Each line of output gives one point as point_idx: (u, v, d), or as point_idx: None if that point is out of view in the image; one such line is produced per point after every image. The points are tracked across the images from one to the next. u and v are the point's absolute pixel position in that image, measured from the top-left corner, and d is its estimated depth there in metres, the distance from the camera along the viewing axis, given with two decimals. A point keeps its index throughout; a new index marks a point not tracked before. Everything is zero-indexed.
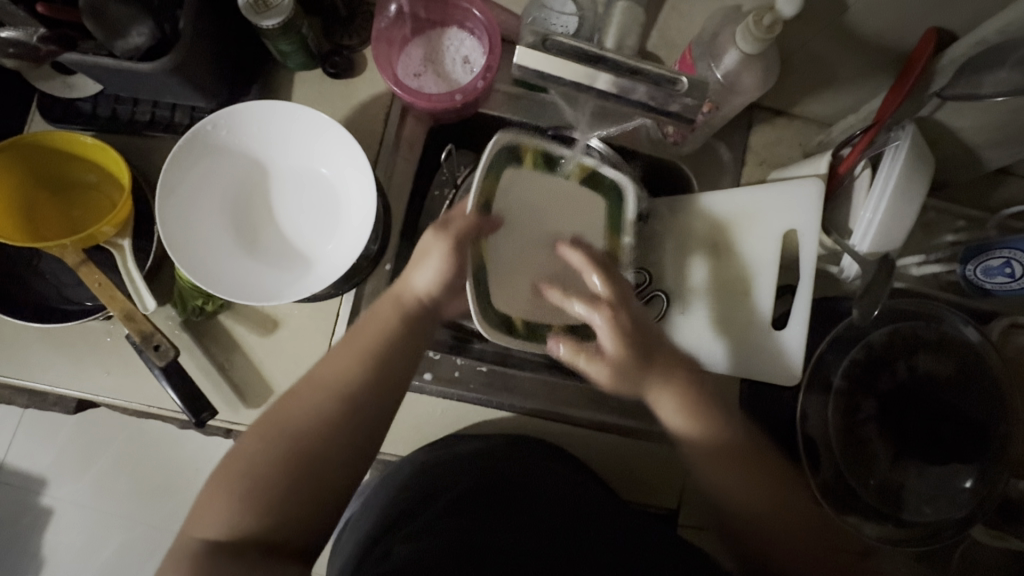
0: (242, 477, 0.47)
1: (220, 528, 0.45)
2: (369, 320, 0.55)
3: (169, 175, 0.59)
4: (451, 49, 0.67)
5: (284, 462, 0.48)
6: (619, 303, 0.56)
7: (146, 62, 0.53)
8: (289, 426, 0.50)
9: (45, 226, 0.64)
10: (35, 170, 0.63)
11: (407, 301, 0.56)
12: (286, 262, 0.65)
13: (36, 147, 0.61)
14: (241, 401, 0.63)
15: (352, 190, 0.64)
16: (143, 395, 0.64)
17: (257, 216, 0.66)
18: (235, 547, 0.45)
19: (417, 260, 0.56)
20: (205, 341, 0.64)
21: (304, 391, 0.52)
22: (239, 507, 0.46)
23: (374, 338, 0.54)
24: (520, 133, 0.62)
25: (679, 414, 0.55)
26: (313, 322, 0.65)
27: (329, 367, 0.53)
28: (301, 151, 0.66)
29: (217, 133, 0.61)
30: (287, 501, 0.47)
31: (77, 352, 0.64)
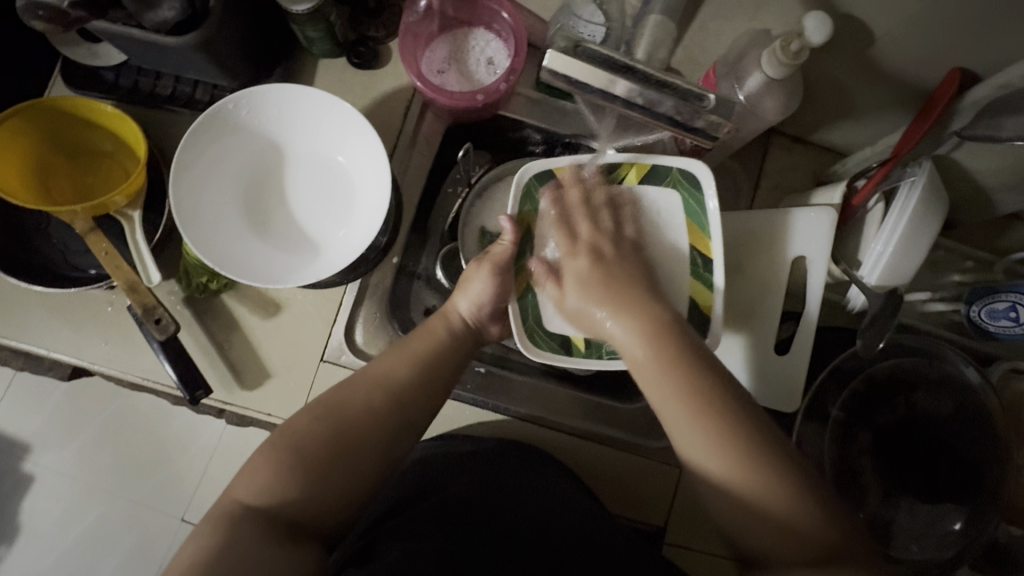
0: (291, 449, 0.47)
1: (258, 488, 0.46)
2: (421, 329, 0.57)
3: (186, 149, 0.59)
4: (476, 49, 0.67)
5: (332, 442, 0.48)
6: (603, 241, 0.57)
7: (175, 36, 0.54)
8: (341, 414, 0.50)
9: (55, 190, 0.64)
10: (48, 133, 0.63)
11: (454, 321, 0.58)
12: (294, 246, 0.65)
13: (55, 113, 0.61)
14: (236, 382, 0.63)
15: (366, 181, 0.65)
16: (139, 367, 0.63)
17: (268, 199, 0.66)
18: (263, 514, 0.45)
19: (465, 283, 0.58)
20: (205, 319, 0.64)
21: (358, 384, 0.51)
22: (277, 475, 0.46)
23: (428, 346, 0.55)
24: (553, 160, 0.60)
25: (637, 338, 0.51)
26: (316, 308, 0.65)
27: (386, 363, 0.53)
28: (319, 137, 0.66)
29: (237, 112, 0.61)
30: (332, 481, 0.47)
31: (76, 319, 0.64)
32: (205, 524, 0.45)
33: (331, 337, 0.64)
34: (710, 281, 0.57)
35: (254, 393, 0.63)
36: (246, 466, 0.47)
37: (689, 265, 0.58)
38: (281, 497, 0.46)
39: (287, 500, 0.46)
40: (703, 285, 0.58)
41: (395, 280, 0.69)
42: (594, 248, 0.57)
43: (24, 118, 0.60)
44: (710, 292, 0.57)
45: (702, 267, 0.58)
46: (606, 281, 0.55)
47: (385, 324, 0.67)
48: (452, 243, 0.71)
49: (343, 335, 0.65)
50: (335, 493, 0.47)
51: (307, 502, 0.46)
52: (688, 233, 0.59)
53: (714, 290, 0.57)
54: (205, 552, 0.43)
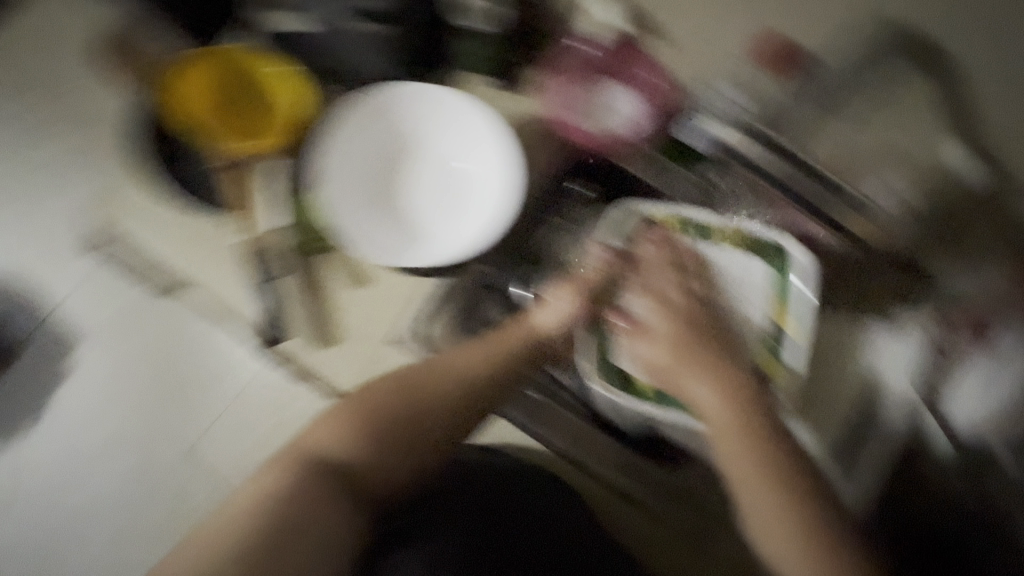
0: (362, 413, 0.50)
1: (327, 439, 0.50)
2: (502, 331, 0.58)
3: (334, 119, 0.62)
4: (613, 97, 0.65)
5: (397, 419, 0.50)
6: (696, 300, 0.61)
7: (378, 24, 0.62)
8: (411, 397, 0.51)
9: (198, 105, 0.64)
10: (217, 55, 0.64)
11: (536, 332, 0.58)
12: (396, 225, 0.64)
13: (223, 59, 0.64)
14: (315, 339, 0.67)
15: (487, 186, 0.63)
16: (233, 301, 0.68)
17: (379, 174, 0.65)
18: (325, 465, 0.49)
19: (552, 300, 0.60)
20: (299, 275, 0.67)
21: (434, 369, 0.53)
22: (345, 436, 0.50)
23: (502, 355, 0.55)
24: (665, 208, 0.63)
25: (720, 400, 0.54)
26: (402, 293, 0.68)
27: (460, 359, 0.54)
28: (454, 131, 0.64)
29: (386, 93, 0.62)
30: (391, 453, 0.50)
31: (187, 242, 0.68)
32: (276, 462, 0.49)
33: (409, 322, 0.68)
34: (784, 358, 0.62)
35: (328, 354, 0.67)
36: (316, 425, 0.51)
37: (767, 341, 0.62)
38: (345, 457, 0.49)
39: (350, 461, 0.49)
40: (777, 361, 0.62)
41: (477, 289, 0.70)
42: (688, 301, 0.60)
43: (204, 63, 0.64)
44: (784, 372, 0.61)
45: (775, 342, 0.62)
46: (689, 338, 0.58)
47: (456, 328, 0.68)
48: None
49: (418, 326, 0.68)
50: (392, 467, 0.50)
51: (366, 466, 0.49)
52: (772, 309, 0.62)
53: (788, 368, 0.61)
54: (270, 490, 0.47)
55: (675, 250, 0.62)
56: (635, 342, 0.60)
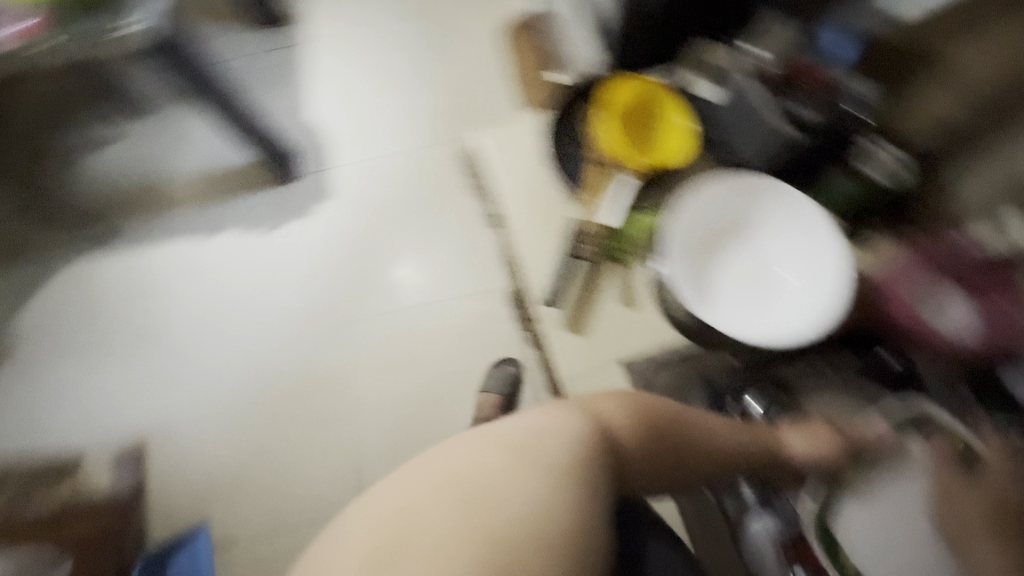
0: (645, 418, 0.54)
1: (617, 419, 0.53)
2: (754, 428, 0.62)
3: (717, 181, 0.70)
4: (946, 300, 0.65)
5: (679, 439, 0.55)
6: (982, 507, 0.57)
7: (790, 129, 0.72)
8: (685, 428, 0.56)
9: (609, 109, 0.78)
10: (645, 87, 0.78)
11: (780, 450, 0.62)
12: (701, 283, 0.69)
13: (645, 89, 0.79)
14: (570, 323, 0.80)
15: (788, 306, 0.69)
16: (534, 260, 0.85)
17: (711, 246, 0.71)
18: (607, 441, 0.51)
19: (807, 433, 0.64)
20: (591, 272, 0.81)
21: (704, 422, 0.58)
22: (627, 428, 0.53)
23: (756, 446, 0.60)
24: (955, 422, 0.62)
25: None
26: (656, 332, 0.78)
27: (727, 426, 0.59)
28: (796, 251, 0.70)
29: (769, 190, 0.70)
30: (655, 465, 0.53)
31: (533, 204, 0.87)
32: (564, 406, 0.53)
33: (646, 357, 0.78)
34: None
35: (572, 340, 0.79)
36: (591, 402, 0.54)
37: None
38: (622, 442, 0.52)
39: (624, 448, 0.52)
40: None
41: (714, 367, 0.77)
42: (969, 505, 0.57)
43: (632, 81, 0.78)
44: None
45: None
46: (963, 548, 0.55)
47: (679, 387, 0.76)
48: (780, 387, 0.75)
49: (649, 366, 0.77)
50: (655, 473, 0.53)
51: (638, 461, 0.52)
52: None
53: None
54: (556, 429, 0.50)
55: (964, 451, 0.61)
56: (874, 509, 0.59)
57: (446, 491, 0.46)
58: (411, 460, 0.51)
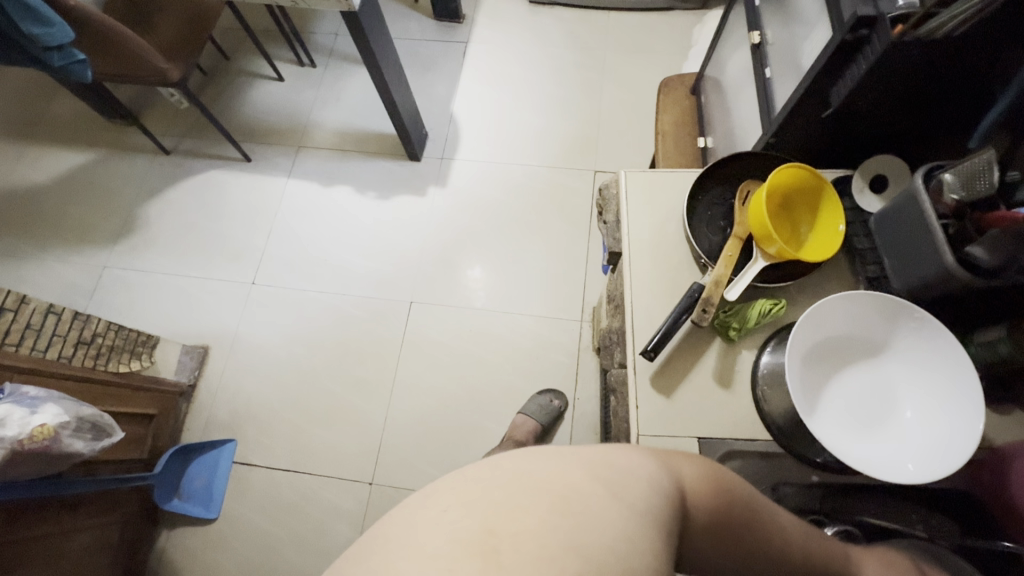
0: (722, 490, 0.54)
1: (692, 480, 0.54)
2: (825, 539, 0.60)
3: (859, 297, 0.68)
4: None
5: (747, 524, 0.54)
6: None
7: (949, 256, 0.64)
8: (756, 515, 0.55)
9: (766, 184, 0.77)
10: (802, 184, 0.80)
11: (849, 572, 0.59)
12: (810, 391, 0.68)
13: (810, 189, 0.80)
14: (656, 379, 0.76)
15: (896, 445, 0.65)
16: (639, 305, 0.81)
17: (829, 357, 0.70)
18: (681, 500, 0.52)
19: (883, 564, 0.61)
20: (692, 337, 0.78)
21: (774, 515, 0.56)
22: (702, 496, 0.53)
23: (822, 557, 0.58)
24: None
25: None
26: (743, 421, 0.73)
27: (796, 527, 0.58)
28: (920, 394, 0.67)
29: (912, 324, 0.67)
30: (717, 538, 0.53)
31: (655, 251, 0.84)
32: (649, 456, 0.54)
33: (726, 443, 0.72)
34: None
35: (653, 398, 0.75)
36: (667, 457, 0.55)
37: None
38: (695, 506, 0.52)
39: (696, 513, 0.52)
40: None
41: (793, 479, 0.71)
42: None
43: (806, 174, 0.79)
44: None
45: None
46: None
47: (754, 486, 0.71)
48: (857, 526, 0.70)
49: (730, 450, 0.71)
50: (717, 548, 0.54)
51: (704, 529, 0.53)
52: None
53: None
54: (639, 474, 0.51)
55: None
56: None
57: (535, 500, 0.47)
58: (491, 465, 0.51)
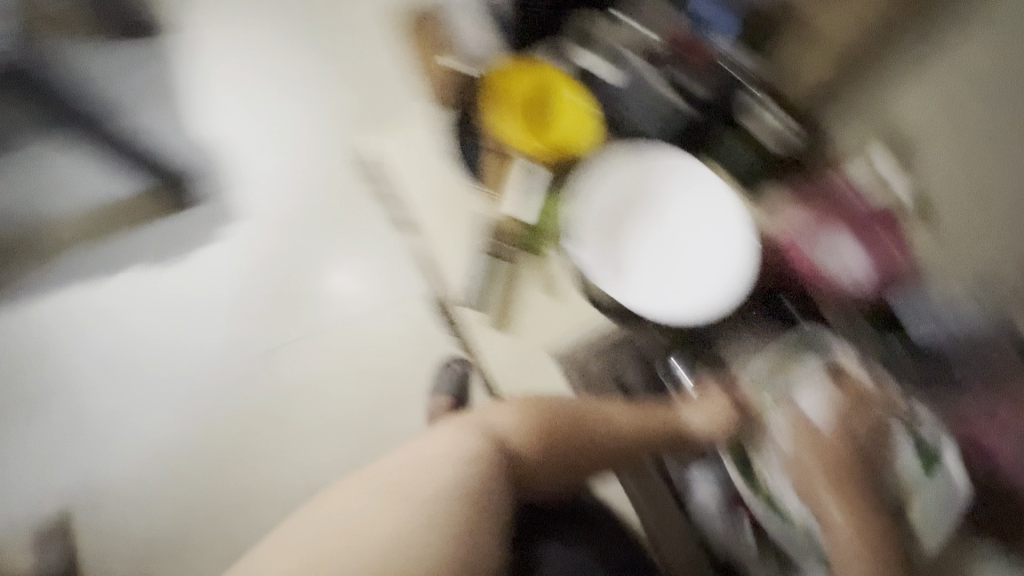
0: (540, 423, 0.59)
1: (509, 426, 0.59)
2: (653, 408, 0.67)
3: (611, 164, 0.71)
4: (837, 248, 0.68)
5: (568, 436, 0.60)
6: (851, 437, 0.66)
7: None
8: (577, 421, 0.61)
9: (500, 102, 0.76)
10: (535, 81, 0.76)
11: (681, 425, 0.67)
12: (615, 263, 0.71)
13: (540, 71, 0.75)
14: (495, 320, 0.79)
15: (700, 272, 0.70)
16: (450, 262, 0.81)
17: (616, 224, 0.72)
18: (500, 452, 0.56)
19: (703, 403, 0.69)
20: (509, 267, 0.79)
21: (598, 414, 0.62)
22: (521, 436, 0.58)
23: (654, 418, 0.66)
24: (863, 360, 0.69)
25: (857, 540, 0.61)
26: (578, 317, 0.77)
27: (620, 409, 0.64)
28: (700, 215, 0.71)
29: (664, 163, 0.71)
30: (549, 462, 0.58)
31: (441, 205, 0.83)
32: (462, 426, 0.58)
33: (571, 345, 0.77)
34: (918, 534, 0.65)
35: (497, 337, 0.78)
36: (471, 423, 0.58)
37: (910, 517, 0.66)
38: (517, 451, 0.57)
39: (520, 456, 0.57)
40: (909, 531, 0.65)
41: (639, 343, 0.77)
42: (833, 453, 0.65)
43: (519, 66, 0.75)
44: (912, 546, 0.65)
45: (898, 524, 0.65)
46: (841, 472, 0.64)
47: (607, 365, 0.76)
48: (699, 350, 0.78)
49: (572, 348, 0.77)
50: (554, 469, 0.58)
51: (533, 462, 0.58)
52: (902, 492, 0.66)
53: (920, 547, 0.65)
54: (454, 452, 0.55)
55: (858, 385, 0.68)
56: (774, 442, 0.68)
57: (361, 530, 0.51)
58: (324, 496, 0.56)
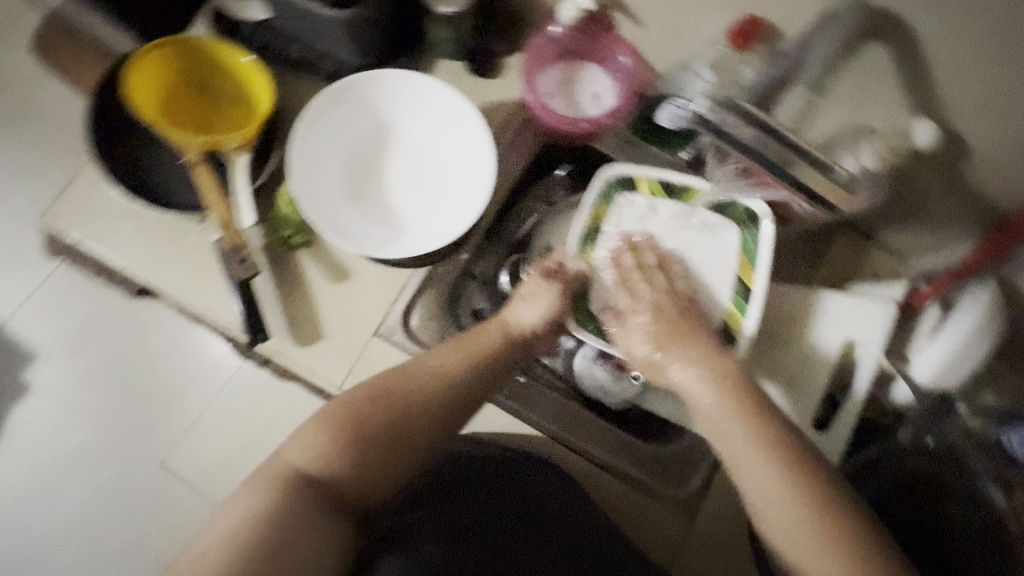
0: (346, 430, 0.48)
1: (313, 449, 0.47)
2: (478, 330, 0.57)
3: (313, 112, 0.64)
4: (586, 83, 0.70)
5: (386, 419, 0.49)
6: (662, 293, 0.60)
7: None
8: (393, 395, 0.50)
9: (171, 109, 0.67)
10: (190, 64, 0.67)
11: (514, 330, 0.58)
12: (377, 214, 0.67)
13: (185, 50, 0.66)
14: (291, 333, 0.65)
15: (459, 176, 0.68)
16: (202, 300, 0.64)
17: (361, 175, 0.68)
18: (313, 482, 0.46)
19: (529, 296, 0.60)
20: (279, 269, 0.66)
21: (415, 375, 0.51)
22: (332, 452, 0.47)
23: (481, 346, 0.56)
24: (633, 167, 0.64)
25: (709, 389, 0.53)
26: (383, 282, 0.67)
27: (437, 357, 0.53)
28: (428, 124, 0.68)
29: (366, 89, 0.66)
30: (376, 461, 0.48)
31: (158, 242, 0.65)
32: (253, 482, 0.46)
33: (389, 314, 0.66)
34: (746, 311, 0.61)
35: (305, 351, 0.65)
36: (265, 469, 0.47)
37: (731, 293, 0.62)
38: (333, 473, 0.47)
39: (337, 476, 0.47)
40: (738, 313, 0.62)
41: (460, 277, 0.71)
42: (655, 309, 0.59)
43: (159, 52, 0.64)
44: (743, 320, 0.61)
45: (742, 298, 0.62)
46: (673, 329, 0.58)
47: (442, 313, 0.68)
48: (521, 254, 0.75)
49: (401, 316, 0.66)
50: (383, 469, 0.48)
51: (357, 474, 0.47)
52: (738, 267, 0.62)
53: (748, 319, 0.61)
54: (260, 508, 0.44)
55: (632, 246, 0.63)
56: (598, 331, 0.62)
57: None
58: None
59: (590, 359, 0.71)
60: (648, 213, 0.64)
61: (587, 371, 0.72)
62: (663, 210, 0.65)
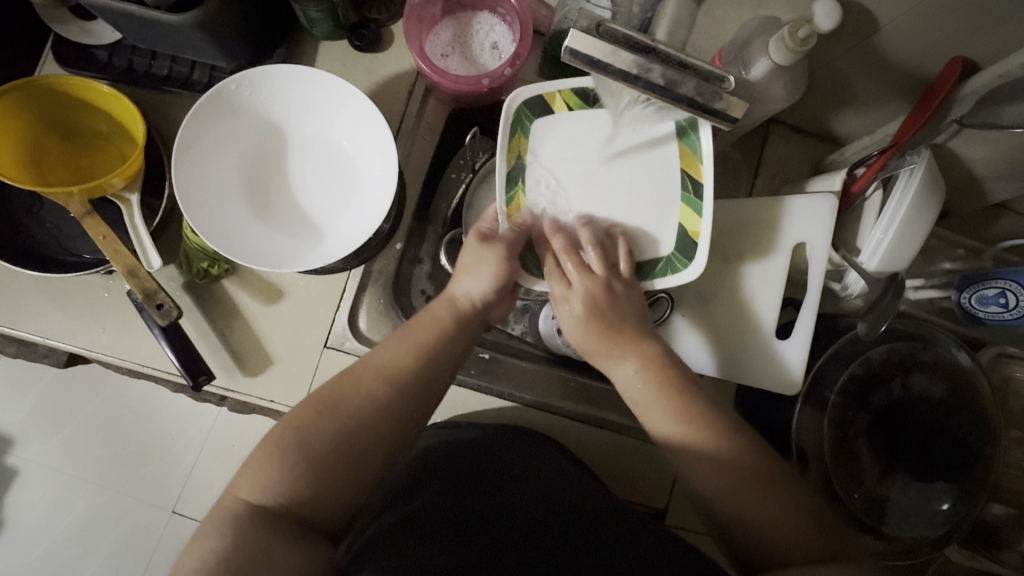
0: (292, 443, 0.46)
1: (260, 480, 0.45)
2: (424, 315, 0.55)
3: (188, 132, 0.58)
4: (480, 33, 0.65)
5: (335, 431, 0.47)
6: (602, 282, 0.53)
7: (175, 14, 0.52)
8: (345, 408, 0.48)
9: (47, 168, 0.63)
10: (46, 114, 0.62)
11: (461, 303, 0.55)
12: (295, 229, 0.64)
13: (35, 96, 0.60)
14: (238, 367, 0.62)
15: (370, 168, 0.64)
16: (137, 353, 0.61)
17: (267, 193, 0.65)
18: (270, 511, 0.43)
19: (471, 266, 0.55)
20: (205, 305, 0.63)
21: (361, 374, 0.50)
22: (277, 472, 0.45)
23: (429, 333, 0.53)
24: (544, 85, 0.57)
25: (660, 395, 0.50)
26: (319, 294, 0.64)
27: (385, 354, 0.51)
28: (325, 122, 0.65)
29: (241, 94, 0.60)
30: (335, 475, 0.46)
31: (71, 305, 0.61)
32: (208, 523, 0.43)
33: (334, 325, 0.63)
34: (701, 209, 0.57)
35: (257, 381, 0.62)
36: (216, 514, 0.44)
37: (681, 192, 0.58)
38: (290, 494, 0.44)
39: (296, 495, 0.45)
40: (693, 213, 0.57)
41: (399, 266, 0.68)
42: (589, 296, 0.52)
43: (5, 101, 0.58)
44: (699, 220, 0.57)
45: (693, 193, 0.57)
46: (609, 326, 0.52)
47: (389, 309, 0.66)
48: (457, 228, 0.71)
49: (347, 322, 0.63)
50: (342, 484, 0.46)
51: (319, 494, 0.45)
52: (682, 160, 0.57)
53: (703, 217, 0.56)
54: (209, 552, 0.41)
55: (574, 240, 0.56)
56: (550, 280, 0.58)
57: None
58: None
59: (551, 318, 0.68)
60: (569, 129, 0.58)
61: (550, 332, 0.68)
62: (585, 121, 0.58)
